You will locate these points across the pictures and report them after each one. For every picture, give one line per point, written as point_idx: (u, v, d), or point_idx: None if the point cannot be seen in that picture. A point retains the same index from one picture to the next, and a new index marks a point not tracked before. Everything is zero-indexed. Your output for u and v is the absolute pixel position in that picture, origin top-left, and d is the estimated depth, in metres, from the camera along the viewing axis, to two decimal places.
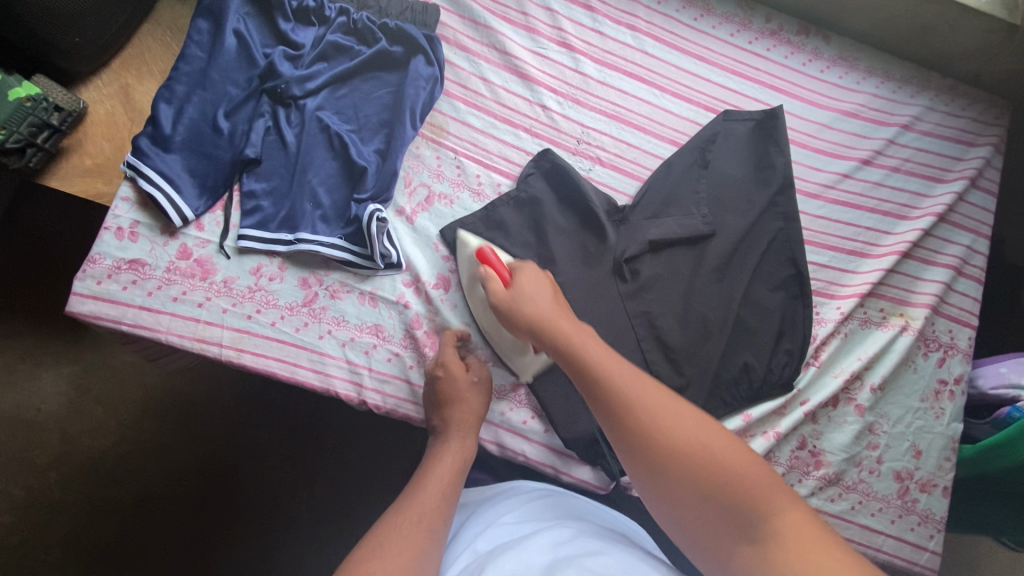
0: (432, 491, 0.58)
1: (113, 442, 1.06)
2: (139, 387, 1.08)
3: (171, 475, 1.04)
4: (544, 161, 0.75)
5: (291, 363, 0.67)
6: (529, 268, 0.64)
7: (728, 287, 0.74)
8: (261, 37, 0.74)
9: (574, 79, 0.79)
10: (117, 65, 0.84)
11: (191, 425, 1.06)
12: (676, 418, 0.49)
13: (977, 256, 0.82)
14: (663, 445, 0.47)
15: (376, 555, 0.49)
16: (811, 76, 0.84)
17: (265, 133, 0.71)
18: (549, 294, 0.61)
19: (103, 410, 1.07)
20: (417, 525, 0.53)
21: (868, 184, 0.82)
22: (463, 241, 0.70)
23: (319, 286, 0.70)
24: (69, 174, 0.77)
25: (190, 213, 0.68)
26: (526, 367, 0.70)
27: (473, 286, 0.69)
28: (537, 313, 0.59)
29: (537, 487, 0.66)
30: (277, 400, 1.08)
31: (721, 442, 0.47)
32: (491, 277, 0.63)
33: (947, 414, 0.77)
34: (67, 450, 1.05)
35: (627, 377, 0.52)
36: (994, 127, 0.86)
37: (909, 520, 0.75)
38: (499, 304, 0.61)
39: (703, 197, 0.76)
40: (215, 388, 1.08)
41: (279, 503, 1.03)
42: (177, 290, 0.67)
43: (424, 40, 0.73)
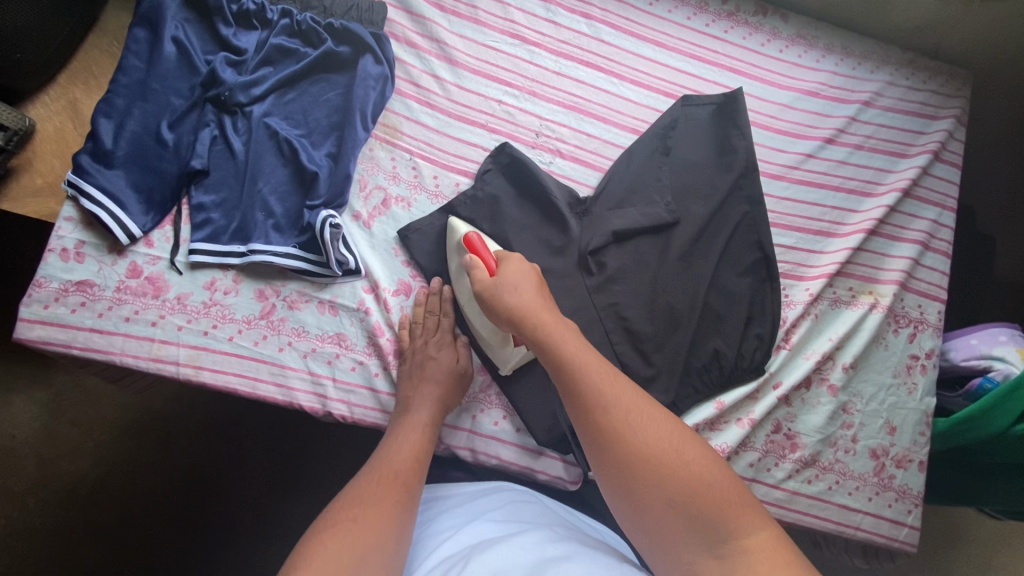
0: (404, 458, 0.58)
1: (92, 465, 1.04)
2: (114, 407, 1.07)
3: (154, 494, 1.02)
4: (501, 157, 0.73)
5: (251, 377, 0.66)
6: (515, 259, 0.62)
7: (695, 275, 0.74)
8: (202, 44, 0.71)
9: (530, 71, 0.77)
10: (64, 80, 0.81)
11: (169, 443, 1.05)
12: (649, 424, 0.47)
13: (943, 230, 0.82)
14: (632, 448, 0.46)
15: (348, 515, 0.50)
16: (770, 56, 0.83)
17: (211, 143, 0.69)
18: (533, 285, 0.59)
19: (79, 432, 1.05)
20: (387, 491, 0.53)
21: (832, 163, 0.81)
22: (452, 227, 0.69)
23: (276, 297, 0.68)
24: (18, 196, 0.74)
25: (137, 230, 0.65)
26: (506, 359, 0.69)
27: (460, 276, 0.68)
28: (518, 303, 0.56)
29: (519, 487, 0.66)
30: (257, 411, 1.07)
31: (691, 451, 0.46)
32: (477, 265, 0.62)
33: (920, 388, 0.78)
34: (44, 475, 1.03)
35: (602, 373, 0.50)
36: (956, 99, 0.85)
37: (886, 497, 0.75)
38: (481, 291, 0.59)
39: (666, 185, 0.75)
40: (193, 403, 1.06)
41: (266, 515, 1.02)
42: (129, 309, 0.65)
43: (371, 39, 0.72)
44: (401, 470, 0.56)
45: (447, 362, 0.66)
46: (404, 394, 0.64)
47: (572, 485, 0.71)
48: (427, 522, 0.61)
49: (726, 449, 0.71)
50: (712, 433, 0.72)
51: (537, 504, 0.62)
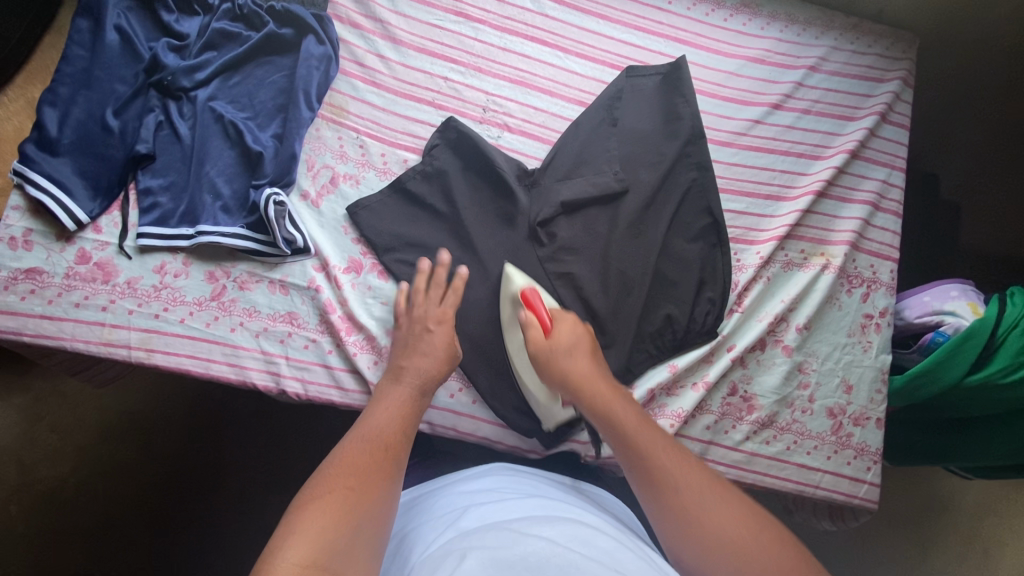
0: (391, 422, 0.56)
1: (73, 468, 1.03)
2: (93, 410, 1.06)
3: (139, 494, 1.02)
4: (449, 132, 0.74)
5: (203, 358, 0.66)
6: (570, 320, 0.65)
7: (645, 242, 0.74)
8: (146, 32, 0.72)
9: (475, 48, 0.78)
10: (23, 80, 0.81)
11: (150, 444, 1.04)
12: (711, 497, 0.48)
13: (893, 189, 0.83)
14: (693, 525, 0.46)
15: (339, 475, 0.48)
16: (714, 25, 0.84)
17: (156, 128, 0.69)
18: (586, 350, 0.62)
19: (59, 437, 1.04)
20: (377, 450, 0.52)
21: (780, 128, 0.82)
22: (508, 276, 0.70)
23: (226, 278, 0.68)
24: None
25: (84, 216, 0.66)
26: (551, 416, 0.68)
27: (512, 330, 0.69)
28: (574, 371, 0.60)
29: (517, 475, 0.65)
30: (234, 412, 1.06)
31: (752, 524, 0.46)
32: (532, 323, 0.64)
33: (875, 346, 0.78)
34: (26, 481, 1.02)
35: (662, 449, 0.52)
36: (902, 61, 0.86)
37: (845, 455, 0.76)
38: (537, 353, 0.62)
39: (614, 154, 0.75)
40: (172, 404, 1.06)
41: (250, 509, 1.02)
42: (79, 295, 0.65)
43: (312, 20, 0.73)
44: (390, 437, 0.54)
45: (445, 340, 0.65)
46: (393, 366, 0.63)
47: (532, 455, 0.72)
48: (430, 508, 0.60)
49: (682, 413, 0.72)
50: (669, 398, 0.73)
51: (535, 489, 0.61)
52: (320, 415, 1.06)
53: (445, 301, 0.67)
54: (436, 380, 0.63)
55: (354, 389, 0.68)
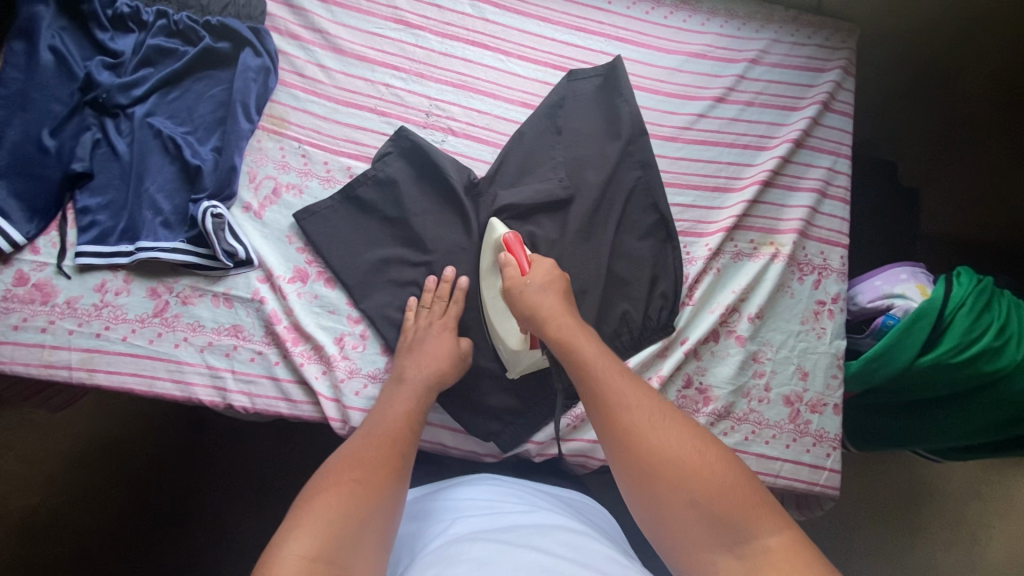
0: (397, 419, 0.58)
1: (43, 498, 1.01)
2: (61, 438, 1.04)
3: (111, 522, 1.00)
4: (403, 141, 0.74)
5: (147, 376, 0.65)
6: (548, 263, 0.65)
7: (597, 245, 0.74)
8: (82, 52, 0.72)
9: (416, 54, 0.79)
10: None
11: (121, 470, 1.02)
12: (667, 425, 0.48)
13: (839, 176, 0.83)
14: (651, 452, 0.46)
15: (348, 471, 0.50)
16: (654, 23, 0.86)
17: (94, 147, 0.69)
18: (557, 291, 0.62)
19: (28, 467, 1.02)
20: (383, 448, 0.54)
21: (724, 121, 0.83)
22: (491, 226, 0.70)
23: (169, 293, 0.68)
24: None
25: (20, 237, 0.65)
26: (514, 364, 0.68)
27: (490, 274, 0.69)
28: (542, 306, 0.60)
29: (506, 480, 0.65)
30: (205, 433, 1.04)
31: (704, 454, 0.46)
32: (510, 263, 0.65)
33: (829, 332, 0.78)
34: None
35: (623, 380, 0.52)
36: (841, 51, 0.87)
37: (804, 442, 0.75)
38: (510, 288, 0.63)
39: (561, 160, 0.75)
40: (142, 427, 1.04)
41: (223, 528, 1.01)
42: (18, 317, 0.64)
43: (249, 33, 0.74)
44: (395, 435, 0.56)
45: (446, 348, 0.66)
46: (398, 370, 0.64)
47: (488, 458, 0.71)
48: (430, 504, 0.61)
49: None
50: None
51: (527, 494, 0.62)
52: (291, 431, 1.04)
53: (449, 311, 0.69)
54: (439, 382, 0.64)
55: (303, 400, 0.67)
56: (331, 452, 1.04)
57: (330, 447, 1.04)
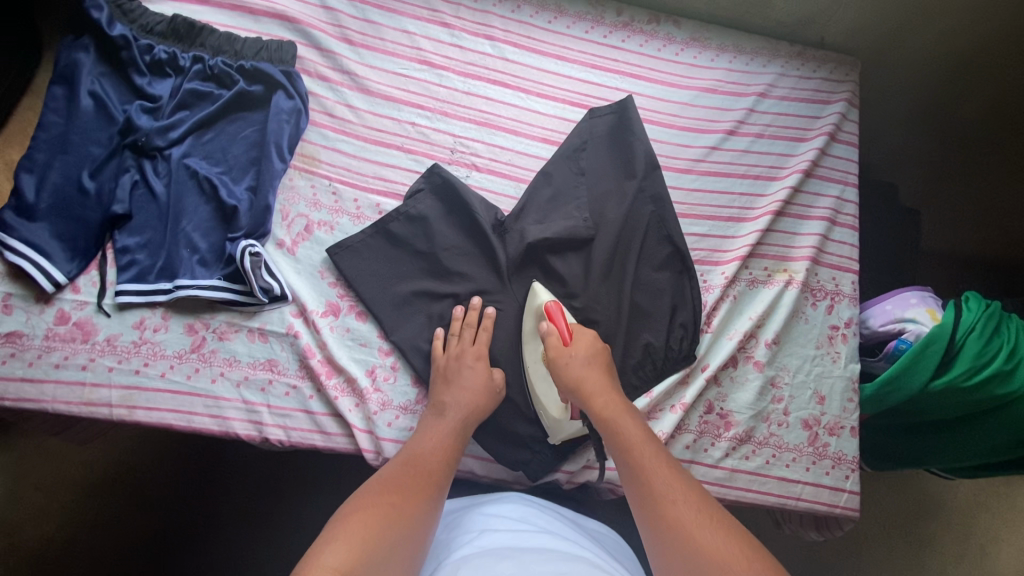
0: (432, 449, 0.60)
1: (58, 527, 1.01)
2: (77, 466, 1.04)
3: (125, 552, 1.00)
4: (435, 177, 0.77)
5: (185, 412, 0.67)
6: (589, 334, 0.68)
7: (620, 280, 0.77)
8: (119, 95, 0.75)
9: (440, 93, 0.82)
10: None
11: (139, 497, 1.03)
12: (707, 520, 0.50)
13: (847, 205, 0.87)
14: (686, 541, 0.49)
15: (386, 494, 0.53)
16: (666, 59, 0.89)
17: (132, 187, 0.71)
18: (602, 367, 0.65)
19: (43, 496, 1.02)
20: (419, 476, 0.56)
21: (736, 152, 0.86)
22: (533, 291, 0.73)
23: (206, 329, 0.70)
24: None
25: (62, 277, 0.67)
26: (557, 433, 0.70)
27: (530, 341, 0.72)
28: (587, 380, 0.63)
29: (537, 503, 0.66)
30: (226, 460, 1.05)
31: (736, 546, 0.47)
32: (552, 333, 0.67)
33: (843, 356, 0.81)
34: (11, 544, 1.00)
35: (666, 472, 0.55)
36: (845, 83, 0.91)
37: (823, 465, 0.77)
38: (554, 358, 0.66)
39: (584, 199, 0.78)
40: (162, 453, 1.05)
41: (243, 557, 1.01)
42: (59, 355, 0.66)
43: (282, 76, 0.76)
44: (430, 467, 0.58)
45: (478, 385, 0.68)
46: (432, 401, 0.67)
47: (518, 486, 0.73)
48: (461, 518, 0.63)
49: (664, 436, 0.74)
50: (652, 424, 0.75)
51: (551, 519, 0.62)
52: (310, 457, 1.06)
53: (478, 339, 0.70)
54: (470, 420, 0.65)
55: (337, 433, 0.69)
56: (350, 478, 1.05)
57: (348, 473, 1.05)
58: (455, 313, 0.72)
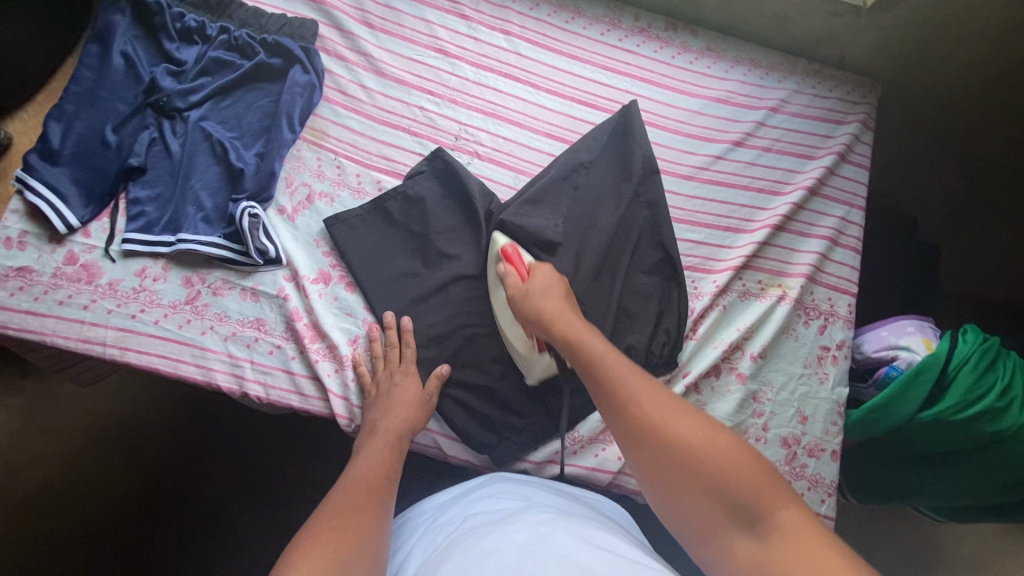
0: (373, 471, 0.61)
1: (57, 471, 1.05)
2: (84, 414, 1.08)
3: (115, 502, 1.04)
4: (436, 161, 0.79)
5: (173, 358, 0.70)
6: (547, 269, 0.68)
7: (607, 278, 0.78)
8: (149, 58, 0.79)
9: (452, 82, 0.85)
10: (42, 98, 0.86)
11: (135, 450, 1.07)
12: (680, 414, 0.50)
13: (852, 226, 0.85)
14: (659, 438, 0.49)
15: (336, 516, 0.53)
16: (680, 67, 0.90)
17: (150, 144, 0.75)
18: (561, 294, 0.65)
19: (47, 439, 1.07)
20: (364, 494, 0.57)
21: (740, 164, 0.86)
22: (492, 238, 0.74)
23: (202, 284, 0.73)
24: None
25: (75, 220, 0.71)
26: (533, 368, 0.70)
27: (495, 286, 0.73)
28: (547, 309, 0.63)
29: (512, 479, 0.68)
30: (220, 424, 1.08)
31: (709, 436, 0.48)
32: (510, 272, 0.68)
33: (831, 378, 0.79)
34: (11, 482, 1.04)
35: (630, 375, 0.54)
36: (861, 105, 0.90)
37: (798, 485, 0.75)
38: (513, 295, 0.67)
39: (580, 196, 0.79)
40: (160, 412, 1.09)
41: (225, 518, 1.04)
42: (64, 293, 0.70)
43: (300, 52, 0.80)
44: (371, 482, 0.60)
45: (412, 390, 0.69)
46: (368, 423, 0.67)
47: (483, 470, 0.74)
48: (441, 509, 0.64)
49: None
50: None
51: (537, 491, 0.64)
52: (300, 429, 1.08)
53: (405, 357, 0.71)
54: (406, 432, 0.67)
55: (313, 395, 0.71)
56: (334, 455, 1.07)
57: (332, 449, 1.08)
58: (373, 335, 0.72)
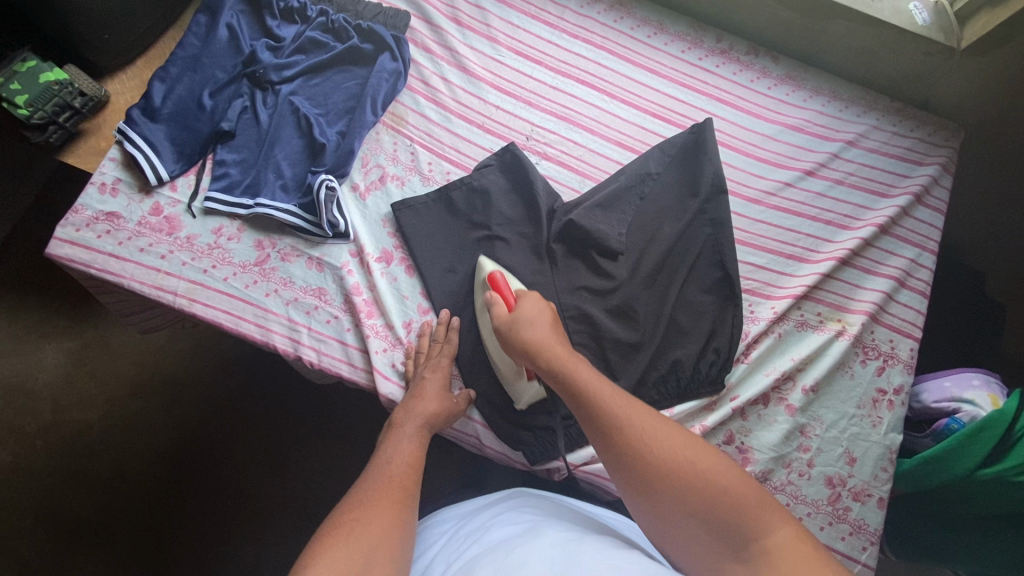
0: (402, 458, 0.60)
1: (100, 416, 1.10)
2: (130, 365, 1.13)
3: (149, 453, 1.08)
4: (505, 155, 0.81)
5: (236, 315, 0.72)
6: (531, 295, 0.67)
7: (661, 291, 0.77)
8: (251, 32, 0.84)
9: (529, 84, 0.87)
10: (142, 64, 0.93)
11: (173, 406, 1.11)
12: (673, 441, 0.52)
13: (921, 270, 0.82)
14: (653, 464, 0.50)
15: (358, 508, 0.52)
16: (758, 91, 0.89)
17: (241, 112, 0.79)
18: (542, 317, 0.64)
19: (95, 384, 1.11)
20: (392, 486, 0.56)
21: (810, 194, 0.84)
22: (480, 264, 0.75)
23: (272, 248, 0.76)
24: (84, 153, 0.85)
25: (165, 174, 0.75)
26: (520, 393, 0.71)
27: (483, 312, 0.73)
28: (532, 336, 0.61)
29: (535, 497, 0.66)
30: (256, 391, 1.12)
31: (702, 457, 0.50)
32: (496, 301, 0.67)
33: (885, 423, 0.76)
34: (57, 420, 1.09)
35: (618, 400, 0.55)
36: (943, 148, 0.87)
37: (840, 529, 0.72)
38: (499, 326, 0.65)
39: (642, 206, 0.79)
40: (202, 374, 1.12)
41: (248, 485, 1.07)
42: (145, 242, 0.74)
43: (391, 40, 0.83)
44: (402, 474, 0.58)
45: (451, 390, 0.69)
46: (394, 416, 0.67)
47: (516, 465, 0.73)
48: (464, 520, 0.63)
49: None
50: None
51: (555, 507, 0.64)
52: (331, 406, 1.11)
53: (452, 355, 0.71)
54: (429, 426, 0.66)
55: (362, 368, 0.72)
56: (362, 438, 1.09)
57: (361, 429, 1.09)
58: (424, 329, 0.73)
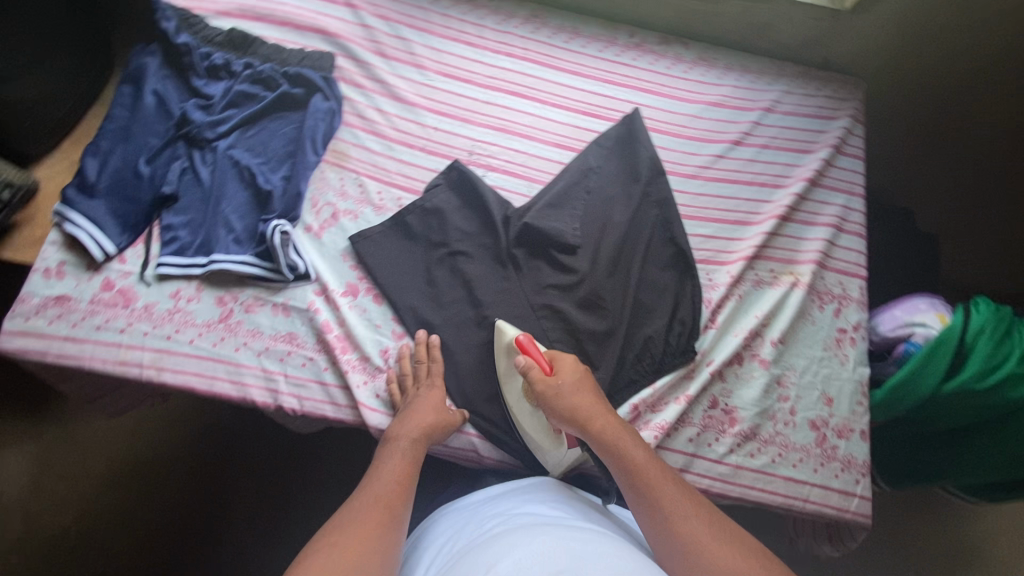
0: (389, 478, 0.60)
1: (75, 517, 1.04)
2: (100, 457, 1.07)
3: (134, 545, 1.02)
4: (452, 173, 0.83)
5: (208, 375, 0.71)
6: (568, 358, 0.69)
7: (623, 275, 0.80)
8: (178, 94, 0.84)
9: (461, 102, 0.90)
10: (68, 145, 0.90)
11: (153, 491, 1.06)
12: (705, 525, 0.56)
13: (854, 213, 0.88)
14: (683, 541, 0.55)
15: (337, 532, 0.52)
16: (676, 76, 0.95)
17: (181, 174, 0.79)
18: (588, 386, 0.67)
19: (65, 484, 1.06)
20: (375, 506, 0.56)
21: (742, 161, 0.90)
22: (501, 329, 0.74)
23: (234, 302, 0.75)
24: (21, 244, 0.81)
25: (111, 248, 0.74)
26: (558, 462, 0.71)
27: (509, 376, 0.73)
28: (578, 405, 0.65)
29: (543, 487, 0.66)
30: (239, 456, 1.08)
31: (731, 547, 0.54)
32: (532, 366, 0.68)
33: (851, 359, 0.80)
34: (29, 530, 1.03)
35: (662, 479, 0.60)
36: (849, 101, 0.95)
37: (832, 467, 0.75)
38: (541, 391, 0.66)
39: (590, 198, 0.83)
40: (179, 451, 1.08)
41: (247, 556, 1.02)
42: (101, 318, 0.72)
43: (320, 81, 0.85)
44: (389, 493, 0.58)
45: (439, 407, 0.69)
46: (391, 429, 0.67)
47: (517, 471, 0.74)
48: (468, 513, 0.63)
49: (664, 426, 0.74)
50: (653, 415, 0.75)
51: (565, 501, 0.64)
52: (320, 455, 1.08)
53: (434, 373, 0.72)
54: (426, 442, 0.66)
55: (346, 405, 0.72)
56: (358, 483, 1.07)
57: (355, 473, 1.07)
58: (402, 354, 0.73)
